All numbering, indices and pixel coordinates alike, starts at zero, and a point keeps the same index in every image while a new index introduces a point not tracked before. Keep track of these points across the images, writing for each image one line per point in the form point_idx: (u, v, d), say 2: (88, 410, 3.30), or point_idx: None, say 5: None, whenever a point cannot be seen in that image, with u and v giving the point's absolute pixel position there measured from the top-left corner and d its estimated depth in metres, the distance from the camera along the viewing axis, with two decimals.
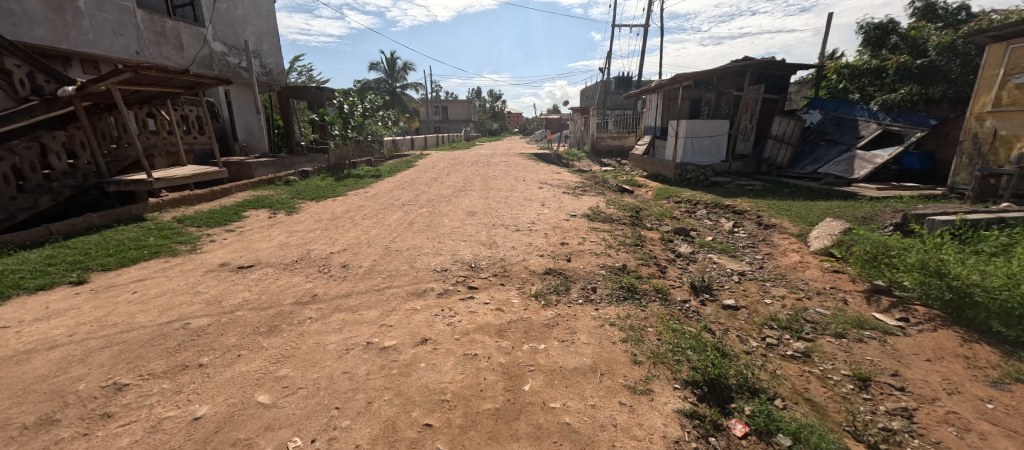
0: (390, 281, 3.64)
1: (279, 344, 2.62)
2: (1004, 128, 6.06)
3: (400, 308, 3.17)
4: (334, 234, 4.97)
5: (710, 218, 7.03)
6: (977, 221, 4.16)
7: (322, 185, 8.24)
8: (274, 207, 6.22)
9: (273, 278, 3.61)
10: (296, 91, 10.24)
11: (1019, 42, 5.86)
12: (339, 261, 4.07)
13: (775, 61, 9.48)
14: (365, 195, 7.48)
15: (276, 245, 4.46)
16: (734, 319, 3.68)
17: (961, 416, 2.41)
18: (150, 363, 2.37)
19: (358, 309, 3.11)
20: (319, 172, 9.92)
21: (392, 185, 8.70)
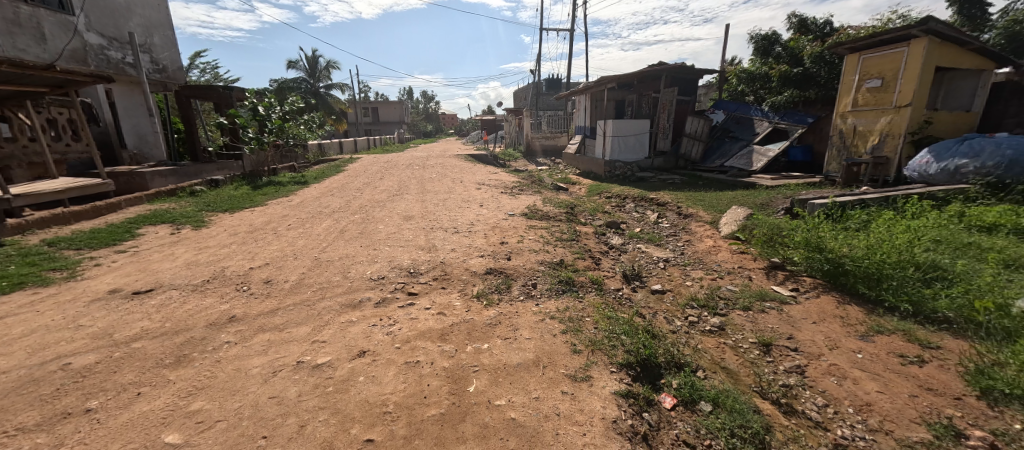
0: (322, 293, 3.49)
1: (190, 375, 2.42)
2: (861, 125, 7.23)
3: (334, 321, 3.07)
4: (256, 248, 4.64)
5: (637, 210, 7.54)
6: (845, 203, 4.94)
7: (236, 194, 7.58)
8: (177, 222, 5.63)
9: (178, 302, 3.29)
10: (200, 90, 9.29)
11: (867, 53, 7.04)
12: (262, 276, 3.82)
13: (684, 66, 10.44)
14: (289, 204, 7.02)
15: (181, 265, 4.07)
16: (661, 302, 4.02)
17: (840, 367, 2.86)
18: (18, 416, 2.08)
19: (284, 328, 2.96)
20: (233, 179, 9.12)
21: (320, 192, 8.25)
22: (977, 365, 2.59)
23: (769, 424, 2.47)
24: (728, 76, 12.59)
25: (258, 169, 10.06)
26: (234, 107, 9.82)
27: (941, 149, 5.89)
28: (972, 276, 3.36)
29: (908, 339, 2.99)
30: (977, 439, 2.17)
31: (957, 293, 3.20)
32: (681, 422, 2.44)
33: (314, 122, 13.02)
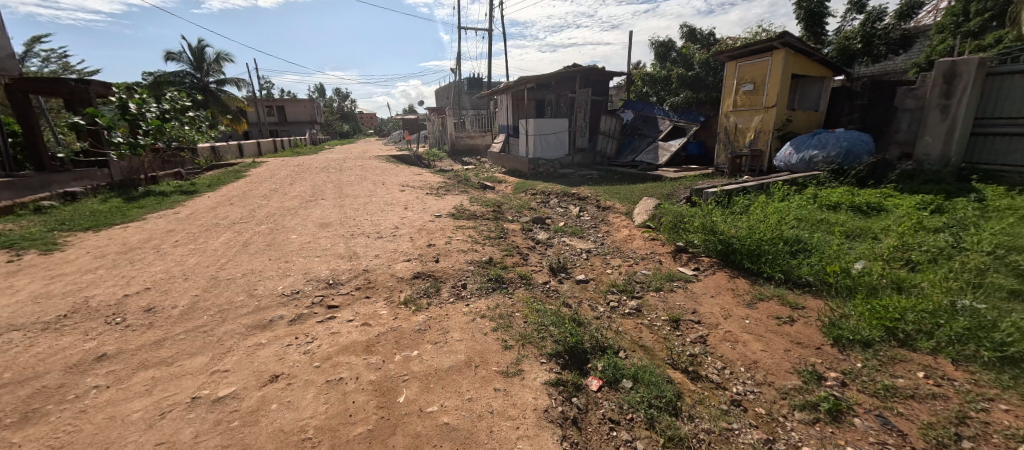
0: (222, 316, 3.19)
1: (44, 433, 2.09)
2: (741, 123, 8.33)
3: (239, 346, 2.83)
4: (134, 271, 4.08)
5: (561, 205, 7.90)
6: (732, 191, 5.68)
7: (102, 209, 6.53)
8: (19, 247, 4.73)
9: (23, 346, 2.80)
10: (42, 84, 7.90)
11: (743, 61, 8.11)
12: (142, 304, 3.38)
13: (596, 68, 11.12)
14: (175, 217, 6.24)
15: (25, 300, 3.44)
16: (585, 290, 4.31)
17: (733, 333, 3.30)
18: None
19: (174, 361, 2.67)
20: (97, 191, 7.80)
21: (216, 201, 7.44)
22: (831, 319, 3.16)
23: (680, 391, 2.77)
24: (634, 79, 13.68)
25: (132, 177, 8.66)
26: (92, 103, 8.54)
27: (799, 142, 7.06)
28: (825, 246, 4.07)
29: (782, 303, 3.55)
30: (831, 379, 2.66)
31: (815, 261, 3.85)
32: (607, 400, 2.66)
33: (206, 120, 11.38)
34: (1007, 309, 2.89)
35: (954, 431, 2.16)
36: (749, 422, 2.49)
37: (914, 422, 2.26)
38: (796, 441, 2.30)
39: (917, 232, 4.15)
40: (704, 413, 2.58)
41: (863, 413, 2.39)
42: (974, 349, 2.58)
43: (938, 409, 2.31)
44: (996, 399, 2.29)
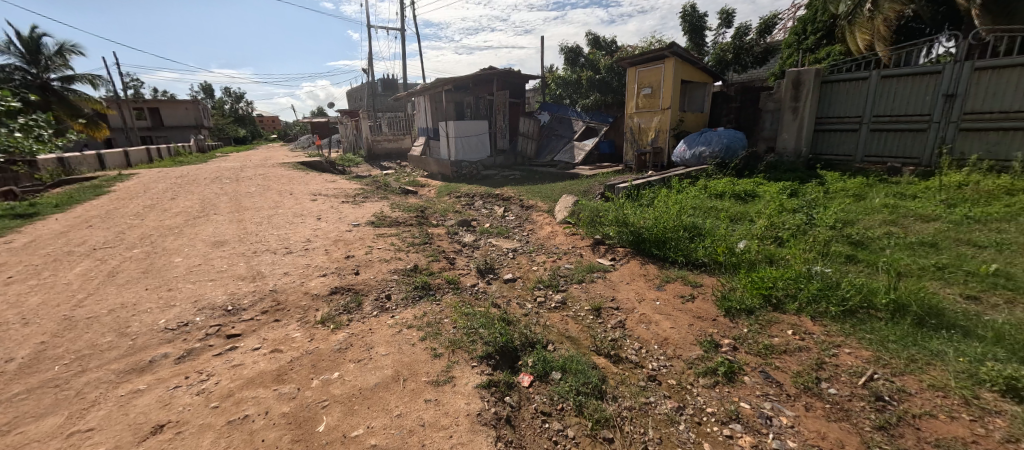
0: (82, 364, 2.69)
1: None
2: (643, 123, 9.10)
3: (109, 396, 2.41)
4: None
5: (486, 207, 7.92)
6: (640, 185, 6.18)
7: None
8: None
9: None
10: None
11: (641, 67, 8.87)
12: None
13: (512, 71, 11.36)
14: (13, 248, 5.13)
15: None
16: (514, 289, 4.38)
17: (646, 315, 3.57)
18: None
19: (13, 427, 2.19)
20: None
21: (71, 224, 6.26)
22: (723, 292, 3.58)
23: (605, 375, 2.92)
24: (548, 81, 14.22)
25: None
26: None
27: (691, 140, 7.89)
28: (716, 230, 4.61)
29: (684, 282, 3.94)
30: (726, 345, 3.00)
31: (709, 244, 4.33)
32: (538, 394, 2.73)
33: (44, 125, 9.38)
34: (845, 271, 3.54)
35: (816, 376, 2.57)
36: (664, 394, 2.71)
37: (787, 373, 2.65)
38: (702, 404, 2.56)
39: (782, 212, 4.90)
40: (625, 392, 2.76)
41: (751, 371, 2.73)
42: (825, 306, 3.12)
43: (804, 359, 2.73)
44: (842, 345, 2.77)
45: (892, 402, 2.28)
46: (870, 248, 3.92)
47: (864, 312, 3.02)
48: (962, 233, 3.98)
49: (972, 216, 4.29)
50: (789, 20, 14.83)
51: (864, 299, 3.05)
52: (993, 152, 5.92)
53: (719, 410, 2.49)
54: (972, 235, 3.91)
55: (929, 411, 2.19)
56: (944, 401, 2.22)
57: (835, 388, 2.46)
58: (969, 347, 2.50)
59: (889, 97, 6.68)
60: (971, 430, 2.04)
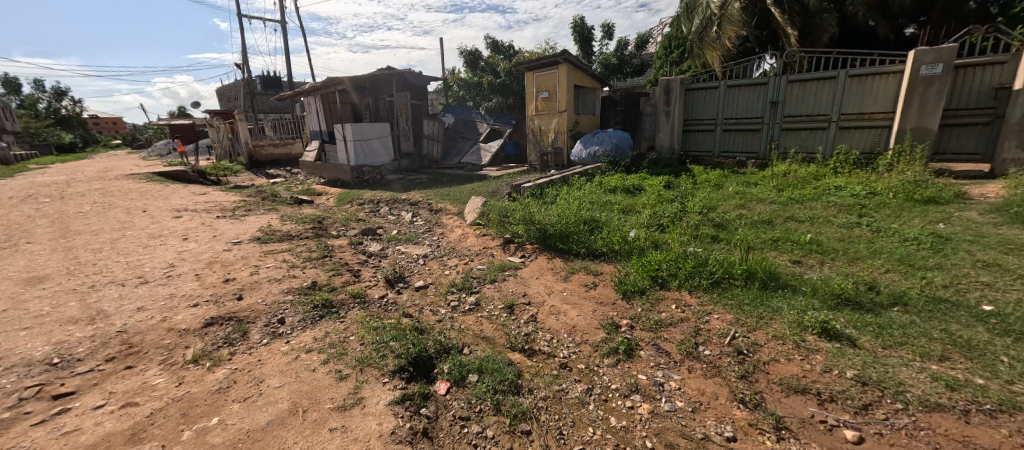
0: None
1: None
2: (543, 125, 9.54)
3: None
4: None
5: (392, 212, 7.58)
6: (543, 185, 6.46)
7: None
8: None
9: None
10: None
11: (538, 71, 9.28)
12: None
13: (412, 72, 11.05)
14: None
15: None
16: (426, 296, 4.25)
17: (556, 306, 3.72)
18: None
19: None
20: None
21: None
22: (620, 277, 3.90)
23: (521, 370, 2.96)
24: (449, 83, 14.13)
25: None
26: None
27: (586, 140, 8.52)
28: (611, 222, 5.03)
29: (587, 272, 4.20)
30: (624, 326, 3.26)
31: (606, 234, 4.69)
32: (454, 400, 2.67)
33: None
34: (711, 248, 4.13)
35: (694, 341, 2.92)
36: (574, 378, 2.84)
37: (673, 342, 2.97)
38: (607, 382, 2.75)
39: (663, 202, 5.53)
40: (540, 382, 2.83)
41: (645, 345, 3.01)
42: (698, 280, 3.59)
43: (686, 328, 3.09)
44: (712, 312, 3.20)
45: (749, 354, 2.70)
46: (729, 228, 4.63)
47: (724, 281, 3.54)
48: (792, 211, 4.89)
49: (796, 198, 5.31)
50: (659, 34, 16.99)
51: (725, 271, 3.58)
52: (806, 146, 7.36)
53: (621, 385, 2.70)
54: (795, 212, 4.84)
55: (774, 357, 2.63)
56: (784, 347, 2.69)
57: (709, 349, 2.82)
58: (797, 302, 3.10)
59: (735, 102, 7.91)
60: (802, 367, 2.50)
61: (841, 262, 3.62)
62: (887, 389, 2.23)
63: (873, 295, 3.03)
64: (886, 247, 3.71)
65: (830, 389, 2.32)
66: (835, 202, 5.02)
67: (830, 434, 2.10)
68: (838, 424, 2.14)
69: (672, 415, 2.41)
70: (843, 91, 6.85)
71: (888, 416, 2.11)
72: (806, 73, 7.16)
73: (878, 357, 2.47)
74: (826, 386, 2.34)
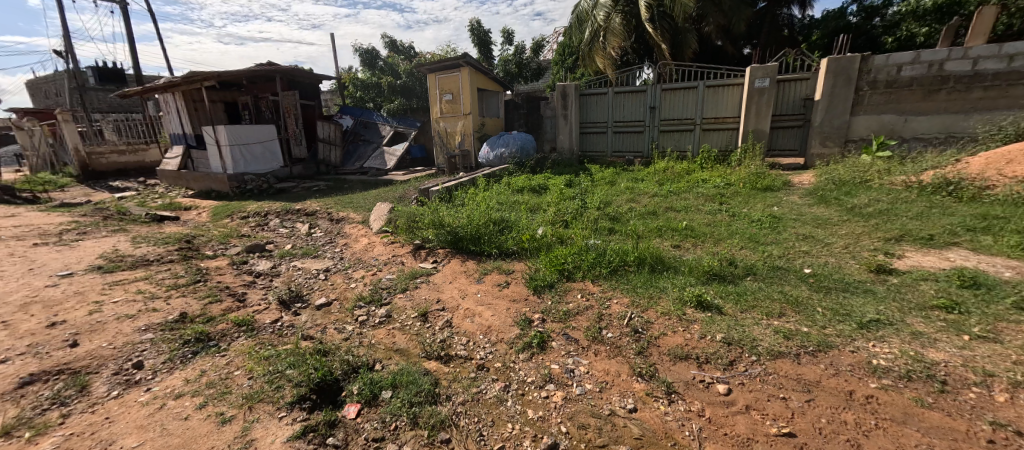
0: None
1: None
2: (449, 127, 9.52)
3: None
4: None
5: (284, 225, 6.93)
6: (450, 189, 6.47)
7: None
8: None
9: None
10: None
11: (440, 74, 9.21)
12: None
13: (299, 69, 10.15)
14: None
15: None
16: (329, 314, 3.97)
17: (470, 309, 3.73)
18: None
19: None
20: None
21: None
22: (531, 273, 4.07)
23: (437, 378, 2.88)
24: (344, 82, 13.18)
25: None
26: None
27: (492, 142, 8.73)
28: (519, 221, 5.25)
29: (499, 271, 4.32)
30: (537, 319, 3.39)
31: (516, 234, 4.87)
32: (367, 421, 2.53)
33: None
34: (609, 240, 4.55)
35: (598, 326, 3.18)
36: (492, 378, 2.86)
37: (581, 330, 3.18)
38: (523, 376, 2.84)
39: (564, 200, 5.93)
40: (457, 387, 2.80)
41: (556, 336, 3.18)
42: (598, 270, 3.93)
43: (591, 315, 3.34)
44: (612, 297, 3.53)
45: (643, 331, 3.04)
46: (622, 220, 5.13)
47: (621, 269, 3.92)
48: (671, 202, 5.58)
49: (674, 190, 6.08)
50: (553, 43, 18.14)
51: (621, 259, 3.96)
52: (679, 145, 8.47)
53: (536, 377, 2.81)
54: (674, 203, 5.54)
55: (663, 331, 3.00)
56: (670, 322, 3.08)
57: (612, 332, 3.10)
58: (679, 281, 3.57)
59: (622, 107, 8.77)
60: (684, 337, 2.89)
61: (709, 243, 4.26)
62: (744, 345, 2.70)
63: (732, 269, 3.62)
64: (740, 229, 4.45)
65: (705, 353, 2.72)
66: (703, 192, 5.88)
67: (707, 390, 2.47)
68: (712, 381, 2.52)
69: (583, 397, 2.59)
70: (703, 99, 8.03)
71: (747, 367, 2.55)
72: (675, 83, 8.21)
73: (738, 319, 2.97)
74: (703, 351, 2.74)
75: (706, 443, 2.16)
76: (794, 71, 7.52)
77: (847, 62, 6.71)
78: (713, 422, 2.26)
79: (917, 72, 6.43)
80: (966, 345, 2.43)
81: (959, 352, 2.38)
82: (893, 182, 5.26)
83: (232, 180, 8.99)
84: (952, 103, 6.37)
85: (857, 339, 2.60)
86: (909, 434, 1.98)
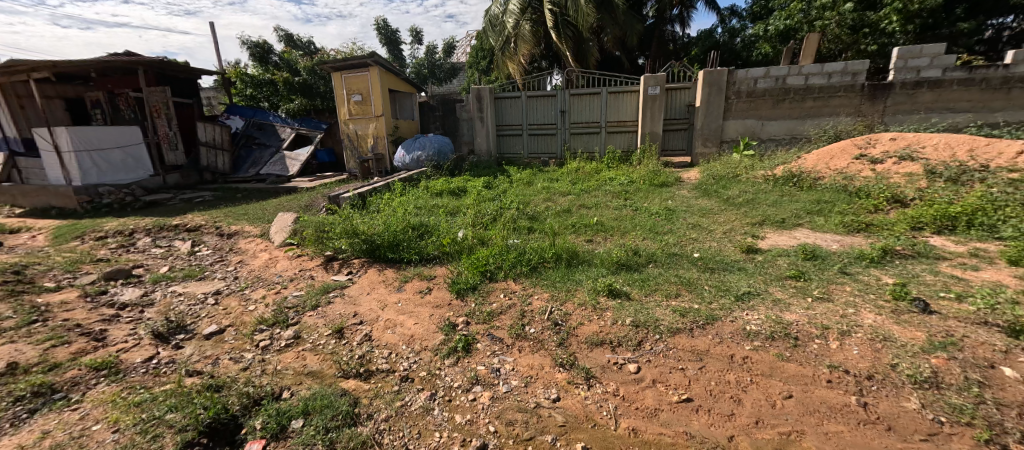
0: None
1: None
2: (359, 129, 9.08)
3: None
4: None
5: (158, 242, 5.97)
6: (362, 195, 6.17)
7: None
8: None
9: None
10: None
11: (345, 73, 8.72)
12: None
13: (168, 61, 8.94)
14: None
15: None
16: (222, 344, 3.40)
17: (391, 320, 3.56)
18: None
19: None
20: None
21: None
22: (452, 278, 4.06)
23: (356, 398, 2.69)
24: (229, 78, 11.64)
25: None
26: None
27: (407, 145, 8.50)
28: (439, 226, 5.21)
29: (420, 278, 4.24)
30: (461, 323, 3.39)
31: (436, 238, 4.82)
32: None
33: None
34: (528, 238, 4.73)
35: (522, 323, 3.29)
36: (417, 388, 2.76)
37: (504, 329, 3.26)
38: (450, 382, 2.79)
39: (482, 202, 6.01)
40: (380, 403, 2.65)
41: (481, 338, 3.21)
42: (519, 268, 4.07)
43: (514, 313, 3.44)
44: (533, 294, 3.68)
45: (562, 323, 3.22)
46: (539, 219, 5.36)
47: (540, 266, 4.10)
48: (583, 200, 5.96)
49: (585, 189, 6.50)
50: (465, 48, 18.27)
51: (539, 257, 4.15)
52: (588, 147, 9.07)
53: (462, 381, 2.79)
54: (585, 201, 5.92)
55: (580, 321, 3.20)
56: (586, 312, 3.30)
57: (534, 328, 3.22)
58: (591, 272, 3.86)
59: (534, 111, 9.13)
60: (599, 324, 3.12)
61: (616, 236, 4.64)
62: (649, 326, 3.00)
63: (637, 258, 3.99)
64: (642, 221, 4.93)
65: (616, 337, 2.96)
66: (610, 189, 6.39)
67: (620, 371, 2.70)
68: (624, 361, 2.76)
69: (509, 394, 2.65)
70: (607, 105, 8.69)
71: (652, 345, 2.84)
72: (581, 89, 8.77)
73: (643, 303, 3.29)
74: (615, 335, 2.98)
75: (621, 419, 2.36)
76: (680, 80, 8.47)
77: (719, 75, 7.76)
78: (626, 399, 2.48)
79: (771, 85, 7.64)
80: (810, 306, 2.98)
81: (806, 312, 2.91)
82: (756, 175, 6.20)
83: (81, 193, 7.47)
84: (795, 110, 7.66)
85: (735, 310, 3.04)
86: (774, 385, 2.39)
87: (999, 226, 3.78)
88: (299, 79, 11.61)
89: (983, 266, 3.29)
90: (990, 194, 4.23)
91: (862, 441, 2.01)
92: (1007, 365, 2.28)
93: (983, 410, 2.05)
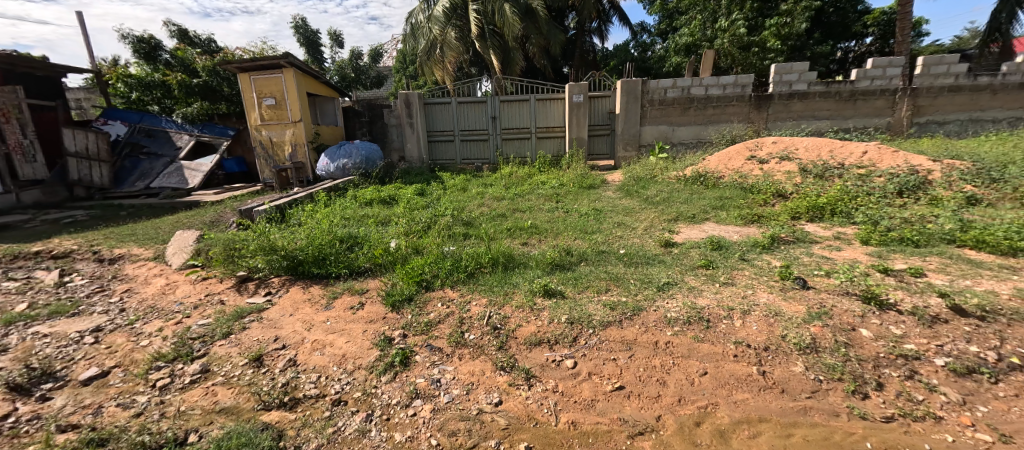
0: None
1: None
2: (274, 136, 8.43)
3: None
4: None
5: (15, 271, 5.01)
6: (280, 207, 5.75)
7: None
8: None
9: None
10: None
11: (255, 74, 8.05)
12: None
13: (13, 55, 7.54)
14: None
15: None
16: (106, 389, 2.94)
17: (319, 340, 3.36)
18: None
19: None
20: None
21: None
22: (386, 290, 3.93)
23: (280, 431, 2.49)
24: (108, 79, 10.23)
25: None
26: None
27: (331, 153, 8.08)
28: (369, 236, 5.02)
29: (351, 293, 4.05)
30: (397, 337, 3.30)
31: (367, 250, 4.64)
32: None
33: None
34: (464, 244, 4.75)
35: (460, 331, 3.28)
36: (351, 411, 2.64)
37: (443, 338, 3.24)
38: (387, 400, 2.70)
39: (414, 210, 5.90)
40: (309, 432, 2.49)
41: (419, 349, 3.15)
42: (456, 275, 4.06)
43: (452, 321, 3.42)
44: (471, 300, 3.69)
45: (501, 327, 3.27)
46: (474, 224, 5.40)
47: (477, 271, 4.13)
48: (517, 204, 6.09)
49: (518, 193, 6.64)
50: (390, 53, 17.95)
51: (476, 263, 4.17)
52: (520, 152, 9.29)
53: (401, 397, 2.71)
54: (519, 205, 6.06)
55: (519, 323, 3.28)
56: (523, 313, 3.39)
57: (473, 334, 3.23)
58: (529, 274, 3.97)
59: (465, 117, 9.15)
60: (537, 324, 3.22)
61: (551, 237, 4.83)
62: (583, 322, 3.15)
63: (570, 257, 4.18)
64: (573, 222, 5.18)
65: (552, 335, 3.08)
66: (542, 193, 6.61)
67: (558, 368, 2.80)
68: (561, 358, 2.87)
69: (450, 404, 2.63)
70: (536, 111, 8.98)
71: (586, 340, 3.00)
72: (509, 96, 8.96)
73: (576, 300, 3.46)
74: (552, 334, 3.09)
75: (561, 414, 2.46)
76: (601, 89, 9.00)
77: (635, 85, 8.38)
78: (565, 393, 2.59)
79: (679, 94, 8.40)
80: (718, 290, 3.34)
81: (715, 296, 3.26)
82: (669, 177, 6.78)
83: None
84: (699, 117, 8.50)
85: (657, 299, 3.31)
86: (692, 364, 2.64)
87: (853, 213, 4.53)
88: (197, 80, 10.32)
89: (845, 246, 3.93)
90: (847, 187, 5.06)
91: (763, 404, 2.32)
92: (864, 326, 2.74)
93: (849, 366, 2.46)
